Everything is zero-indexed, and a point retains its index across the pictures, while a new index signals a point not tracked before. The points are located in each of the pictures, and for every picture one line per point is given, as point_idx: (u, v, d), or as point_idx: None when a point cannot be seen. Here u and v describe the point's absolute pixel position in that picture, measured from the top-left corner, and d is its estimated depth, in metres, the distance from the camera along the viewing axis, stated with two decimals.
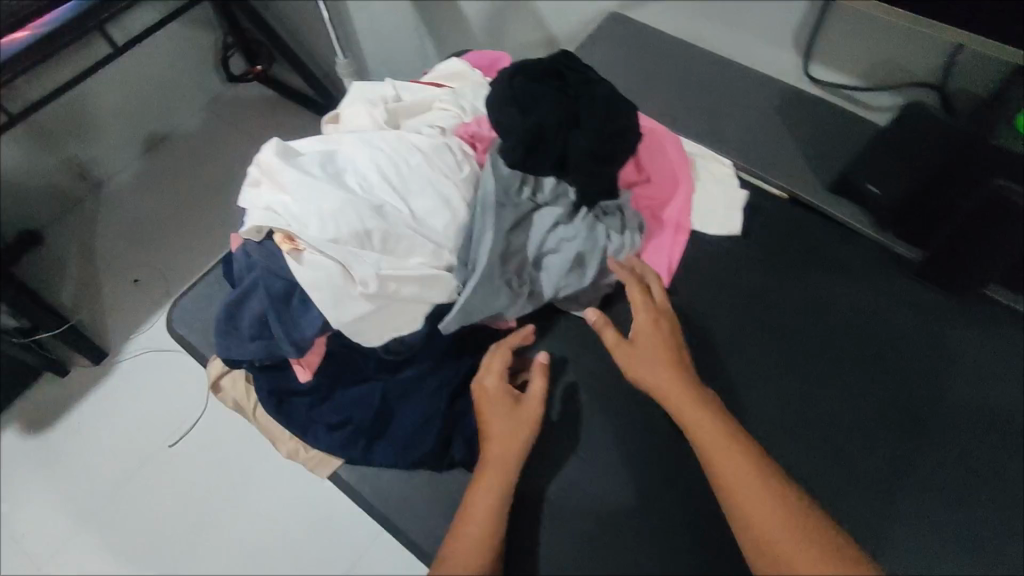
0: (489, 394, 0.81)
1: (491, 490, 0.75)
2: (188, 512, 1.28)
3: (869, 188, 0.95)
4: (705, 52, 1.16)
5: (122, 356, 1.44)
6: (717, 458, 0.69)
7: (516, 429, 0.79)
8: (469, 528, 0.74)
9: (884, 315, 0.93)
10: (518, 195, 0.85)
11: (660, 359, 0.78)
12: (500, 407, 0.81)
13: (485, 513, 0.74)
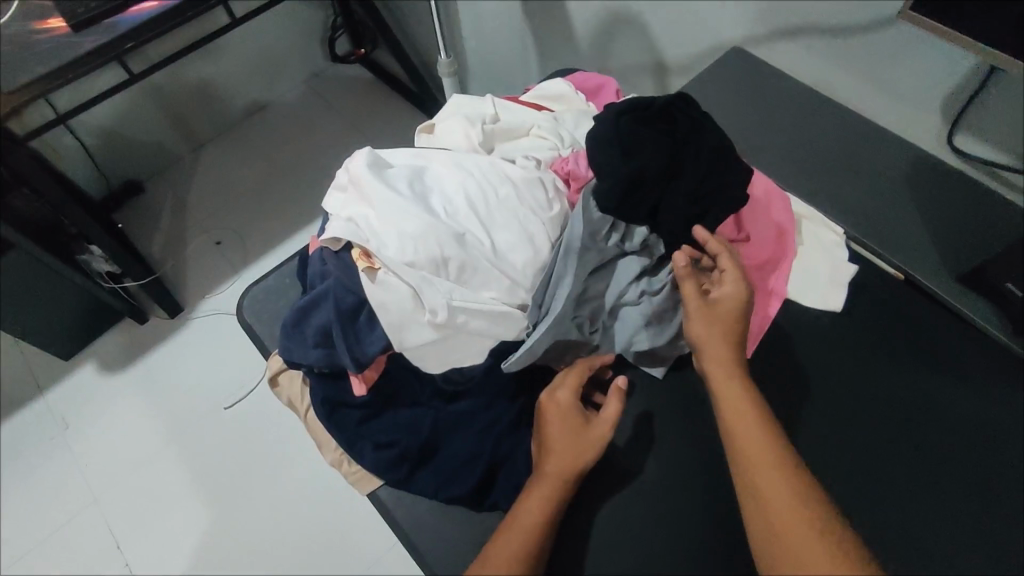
0: (556, 404, 0.78)
1: (543, 504, 0.73)
2: (234, 475, 1.32)
3: (1009, 288, 0.83)
4: (829, 103, 1.07)
5: (196, 314, 1.50)
6: (753, 460, 0.64)
7: (576, 446, 0.76)
8: (508, 534, 0.72)
9: (997, 432, 0.82)
10: (606, 241, 0.80)
11: (721, 332, 0.72)
12: (568, 421, 0.77)
13: (526, 525, 0.72)
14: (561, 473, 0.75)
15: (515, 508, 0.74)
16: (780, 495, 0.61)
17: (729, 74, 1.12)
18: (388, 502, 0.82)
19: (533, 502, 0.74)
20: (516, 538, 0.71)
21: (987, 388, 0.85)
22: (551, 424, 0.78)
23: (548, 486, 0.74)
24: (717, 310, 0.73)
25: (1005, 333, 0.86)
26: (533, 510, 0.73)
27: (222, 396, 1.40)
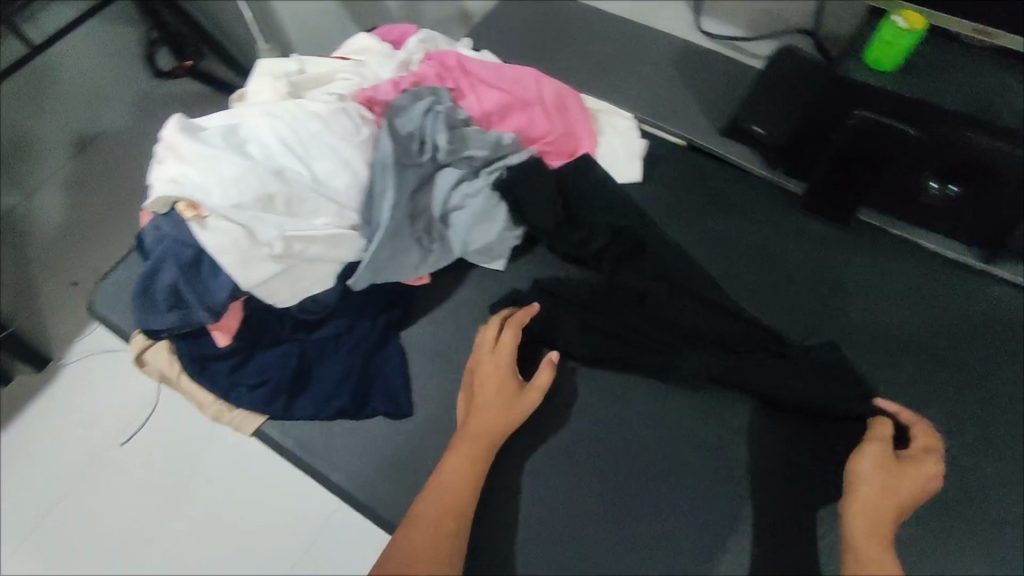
0: (488, 372, 0.84)
1: (471, 460, 0.78)
2: (140, 525, 1.17)
3: (753, 129, 1.00)
4: (605, 15, 1.22)
5: (69, 360, 1.31)
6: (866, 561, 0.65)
7: (506, 410, 0.81)
8: (442, 488, 0.75)
9: (777, 245, 0.98)
10: (420, 156, 0.91)
11: (913, 481, 0.72)
12: (502, 389, 0.83)
13: (456, 480, 0.76)
14: (491, 434, 0.80)
15: (444, 463, 0.78)
16: None
17: (521, 10, 1.25)
18: (275, 435, 0.87)
19: (458, 459, 0.78)
20: (449, 491, 0.75)
21: (766, 214, 1.00)
22: (479, 389, 0.83)
23: (476, 446, 0.79)
24: (903, 468, 0.73)
25: (766, 167, 1.03)
26: (464, 467, 0.77)
27: (114, 430, 1.24)
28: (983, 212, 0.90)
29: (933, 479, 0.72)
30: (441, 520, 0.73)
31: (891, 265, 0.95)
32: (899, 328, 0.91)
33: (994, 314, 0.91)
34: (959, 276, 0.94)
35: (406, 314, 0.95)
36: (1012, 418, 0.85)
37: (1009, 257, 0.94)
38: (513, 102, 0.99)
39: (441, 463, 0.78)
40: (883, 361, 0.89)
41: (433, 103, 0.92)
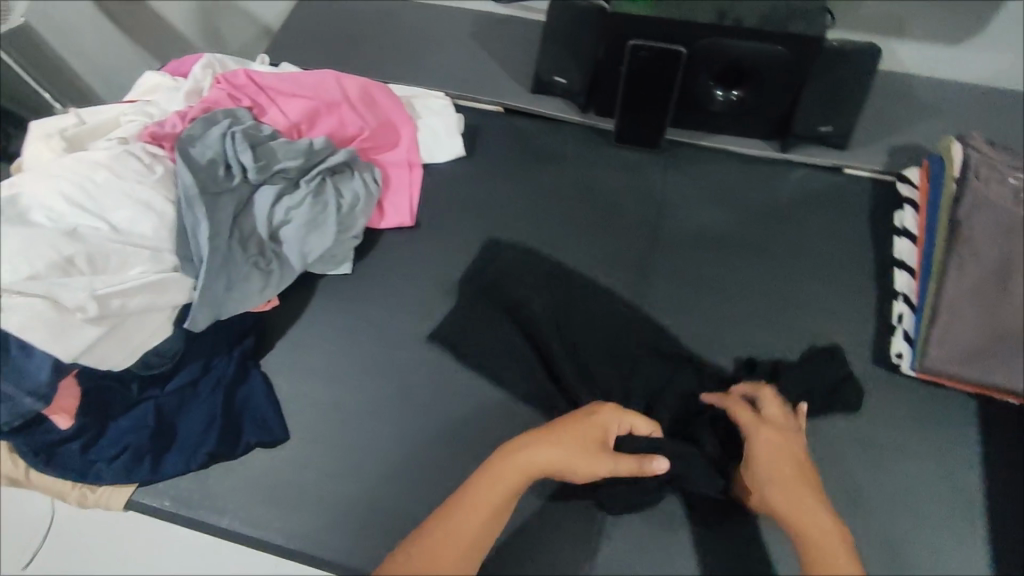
0: (593, 423, 0.73)
1: (513, 485, 0.69)
2: None
3: (557, 79, 1.06)
4: (399, 3, 1.23)
5: None
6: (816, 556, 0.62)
7: (577, 465, 0.70)
8: (461, 513, 0.68)
9: (604, 182, 1.03)
10: (228, 180, 0.88)
11: (777, 456, 0.70)
12: (589, 441, 0.71)
13: (484, 503, 0.68)
14: (545, 473, 0.70)
15: (472, 484, 0.69)
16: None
17: (314, 12, 1.24)
18: (147, 501, 0.84)
19: (492, 481, 0.69)
20: (471, 518, 0.67)
21: (586, 157, 1.06)
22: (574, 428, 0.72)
23: (520, 479, 0.69)
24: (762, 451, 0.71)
25: (580, 113, 1.08)
26: (498, 492, 0.69)
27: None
28: (765, 108, 1.00)
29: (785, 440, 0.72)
30: (451, 541, 0.66)
31: (705, 175, 1.03)
32: (724, 228, 0.99)
33: (797, 195, 1.01)
34: (764, 170, 1.03)
35: (261, 343, 0.94)
36: (825, 282, 0.94)
37: (799, 141, 1.02)
38: (321, 108, 0.98)
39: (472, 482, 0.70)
40: (718, 262, 0.96)
41: (229, 126, 0.90)
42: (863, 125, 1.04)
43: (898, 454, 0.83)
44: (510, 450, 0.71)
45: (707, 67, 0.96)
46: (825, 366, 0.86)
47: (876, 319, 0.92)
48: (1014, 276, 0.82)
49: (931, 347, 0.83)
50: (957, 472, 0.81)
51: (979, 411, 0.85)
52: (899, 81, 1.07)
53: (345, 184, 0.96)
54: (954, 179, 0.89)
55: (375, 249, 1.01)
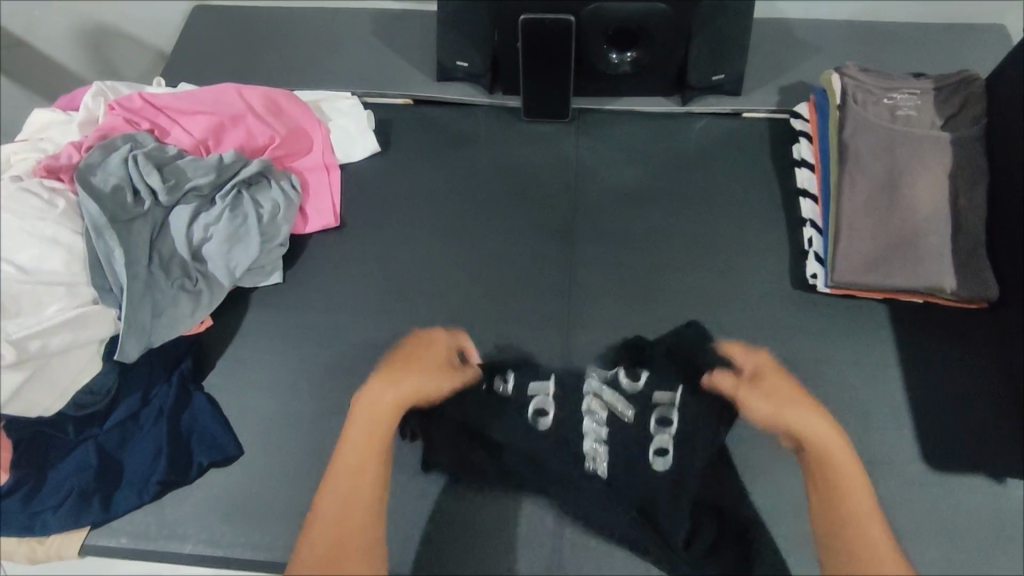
0: (422, 354, 0.92)
1: (377, 421, 0.88)
2: None
3: (459, 64, 1.07)
4: (293, 10, 1.23)
5: None
6: (846, 486, 0.82)
7: (429, 379, 0.90)
8: (353, 480, 0.84)
9: (521, 157, 1.06)
10: (137, 205, 0.86)
11: (806, 404, 0.86)
12: (425, 363, 0.92)
13: (362, 442, 0.86)
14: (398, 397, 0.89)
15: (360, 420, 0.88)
16: (867, 520, 0.80)
17: (207, 28, 1.22)
18: (103, 541, 0.81)
19: (359, 417, 0.88)
20: (363, 458, 0.85)
21: (499, 135, 1.08)
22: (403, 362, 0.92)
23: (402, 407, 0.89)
24: (778, 392, 0.88)
25: (487, 95, 1.10)
26: (369, 429, 0.87)
27: None
28: (659, 65, 1.05)
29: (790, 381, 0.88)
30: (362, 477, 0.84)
31: (615, 137, 1.07)
32: (638, 183, 1.03)
33: (702, 144, 1.06)
34: (668, 124, 1.08)
35: (199, 364, 0.92)
36: (739, 220, 1.00)
37: (697, 93, 1.07)
38: (229, 122, 0.97)
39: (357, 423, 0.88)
40: (638, 216, 1.01)
41: (130, 150, 0.88)
42: (752, 71, 1.10)
43: (824, 367, 0.89)
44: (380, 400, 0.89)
45: (598, 33, 1.00)
46: (772, 328, 0.91)
47: (790, 246, 0.97)
48: (899, 189, 0.90)
49: (839, 263, 0.89)
50: (880, 375, 0.88)
51: (891, 316, 0.92)
52: (778, 26, 1.14)
53: (262, 194, 0.95)
54: (838, 106, 0.96)
55: (305, 255, 1.00)
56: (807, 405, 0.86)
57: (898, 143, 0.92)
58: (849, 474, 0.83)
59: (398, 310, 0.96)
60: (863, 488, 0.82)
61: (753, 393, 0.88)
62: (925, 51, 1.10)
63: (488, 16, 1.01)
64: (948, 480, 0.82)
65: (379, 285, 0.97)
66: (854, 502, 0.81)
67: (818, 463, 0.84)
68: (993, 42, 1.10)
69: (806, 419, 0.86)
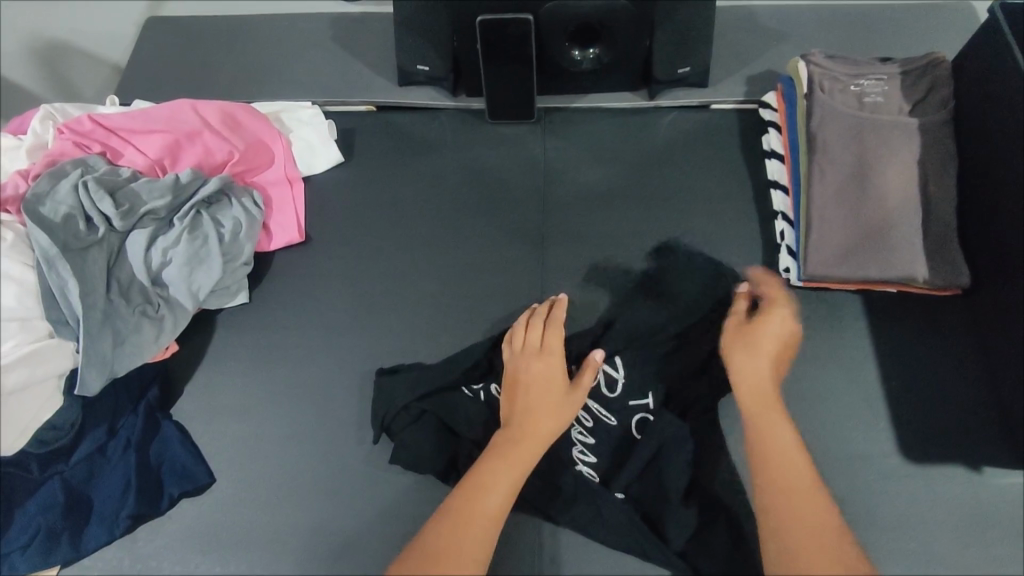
0: (542, 374, 0.83)
1: (511, 465, 0.75)
2: None
3: (420, 68, 1.04)
4: (248, 18, 1.20)
5: None
6: (774, 440, 0.76)
7: (550, 408, 0.81)
8: (475, 499, 0.73)
9: (488, 160, 1.04)
10: (89, 234, 0.84)
11: (765, 362, 0.82)
12: (542, 370, 0.83)
13: (500, 490, 0.74)
14: (532, 432, 0.78)
15: (487, 455, 0.77)
16: (770, 417, 0.77)
17: (159, 40, 1.19)
18: None
19: (498, 467, 0.75)
20: (494, 499, 0.73)
21: (464, 139, 1.06)
22: (548, 361, 0.84)
23: (534, 444, 0.78)
24: (755, 337, 0.83)
25: (451, 98, 1.08)
26: (505, 477, 0.75)
27: None
28: (624, 60, 1.02)
29: (775, 329, 0.84)
30: (481, 519, 0.72)
31: (582, 135, 1.05)
32: (606, 182, 1.02)
33: (671, 139, 1.04)
34: (636, 120, 1.06)
35: (166, 392, 0.90)
36: (710, 216, 0.98)
37: (664, 87, 1.05)
38: (184, 139, 0.94)
39: (485, 459, 0.77)
40: (607, 216, 0.99)
41: (81, 176, 0.86)
42: (718, 62, 1.08)
43: (800, 362, 0.88)
44: (394, 381, 0.87)
45: (560, 31, 0.98)
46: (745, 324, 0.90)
47: (762, 240, 0.96)
48: (869, 178, 0.89)
49: (811, 256, 0.88)
50: (855, 368, 0.87)
51: (865, 307, 0.91)
52: (743, 15, 1.12)
53: (224, 213, 0.93)
54: (805, 95, 0.94)
55: (271, 273, 0.98)
56: (760, 358, 0.82)
57: (866, 131, 0.91)
58: (788, 453, 0.75)
59: (370, 325, 0.94)
60: (784, 454, 0.74)
61: (751, 337, 0.84)
62: (890, 34, 1.08)
63: (446, 17, 0.98)
64: (926, 470, 0.82)
65: (349, 301, 0.96)
66: (792, 462, 0.74)
67: (761, 423, 0.77)
68: (961, 22, 1.09)
69: (749, 368, 0.81)
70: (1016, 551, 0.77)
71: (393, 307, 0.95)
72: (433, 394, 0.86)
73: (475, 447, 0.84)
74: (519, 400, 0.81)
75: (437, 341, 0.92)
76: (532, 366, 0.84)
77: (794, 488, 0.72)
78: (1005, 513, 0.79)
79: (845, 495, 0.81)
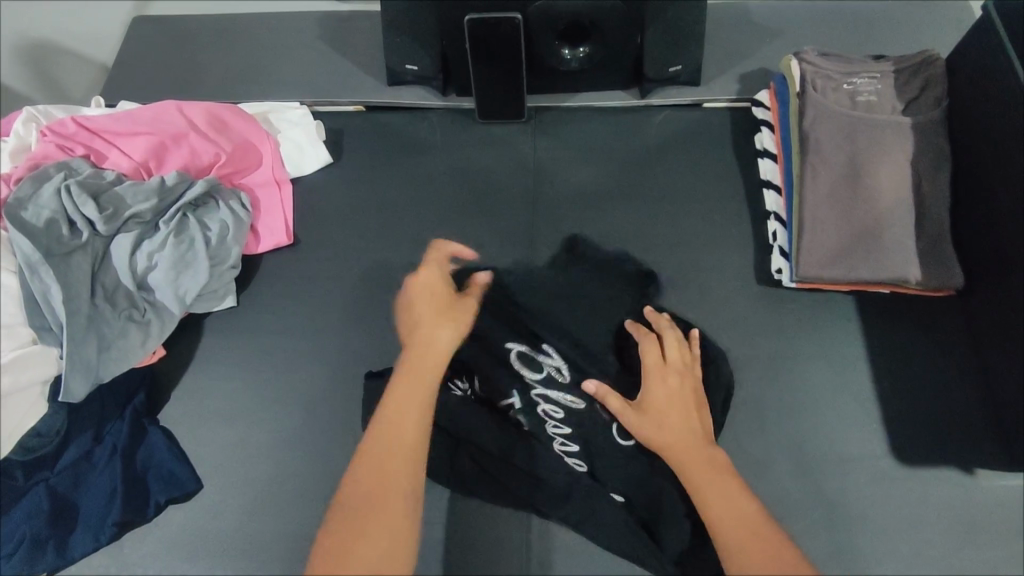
0: (428, 291, 0.84)
1: (411, 380, 0.74)
2: None
3: (408, 67, 1.03)
4: (235, 16, 1.18)
5: None
6: (713, 487, 0.72)
7: (441, 318, 0.82)
8: (383, 424, 0.71)
9: (478, 161, 1.03)
10: (72, 238, 0.83)
11: (678, 419, 0.78)
12: (425, 290, 0.85)
13: (404, 405, 0.72)
14: (426, 343, 0.78)
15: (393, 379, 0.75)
16: (703, 465, 0.74)
17: (146, 39, 1.17)
18: None
19: (399, 386, 0.74)
20: (400, 418, 0.71)
21: (453, 139, 1.05)
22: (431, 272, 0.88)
23: (431, 355, 0.77)
24: (655, 407, 0.79)
25: (440, 98, 1.07)
26: (409, 394, 0.73)
27: None
28: (614, 58, 1.01)
29: (672, 388, 0.80)
30: (391, 439, 0.69)
31: (574, 133, 1.04)
32: (596, 182, 1.01)
33: (662, 138, 1.03)
34: (627, 119, 1.05)
35: (153, 397, 0.89)
36: (702, 216, 0.97)
37: (656, 86, 1.04)
38: (170, 141, 0.93)
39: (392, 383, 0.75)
40: (597, 217, 0.98)
41: (64, 180, 0.85)
42: (710, 60, 1.07)
43: (792, 364, 0.87)
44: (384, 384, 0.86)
45: (549, 29, 0.97)
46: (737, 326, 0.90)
47: (755, 240, 0.95)
48: (863, 178, 0.88)
49: (804, 256, 0.87)
50: (848, 369, 0.87)
51: (857, 307, 0.90)
52: (736, 13, 1.11)
53: (211, 216, 0.92)
54: (797, 94, 0.93)
55: (260, 276, 0.97)
56: (671, 418, 0.78)
57: (858, 130, 0.90)
58: (729, 497, 0.71)
59: (359, 328, 0.93)
60: (727, 498, 0.70)
61: (648, 409, 0.79)
62: (885, 31, 1.07)
63: (434, 16, 0.97)
64: (919, 473, 0.81)
65: (338, 304, 0.95)
66: (736, 504, 0.70)
67: (697, 475, 0.73)
68: (955, 19, 1.08)
69: (666, 432, 0.77)
70: (1008, 553, 0.77)
71: (381, 309, 0.94)
72: None
73: (476, 449, 0.83)
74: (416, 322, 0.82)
75: None
76: (418, 290, 0.85)
77: (742, 529, 0.68)
78: (998, 516, 0.79)
79: (838, 499, 0.80)
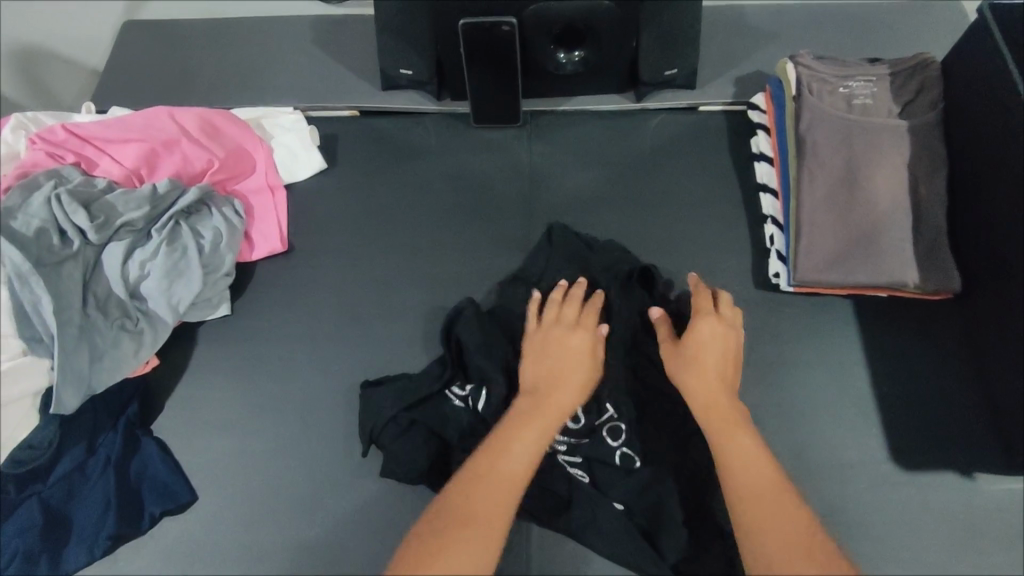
0: (564, 338, 0.82)
1: (537, 428, 0.73)
2: None
3: (402, 72, 1.02)
4: (226, 21, 1.17)
5: None
6: (739, 450, 0.71)
7: (577, 370, 0.79)
8: (496, 458, 0.70)
9: (473, 166, 1.02)
10: (63, 248, 0.82)
11: (712, 380, 0.77)
12: (560, 331, 0.83)
13: (523, 452, 0.71)
14: (553, 393, 0.77)
15: (514, 417, 0.75)
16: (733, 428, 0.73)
17: (136, 44, 1.16)
18: None
19: (524, 429, 0.73)
20: (516, 461, 0.70)
21: (448, 144, 1.04)
22: (568, 309, 0.85)
23: (557, 407, 0.75)
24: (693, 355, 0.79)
25: (435, 102, 1.06)
26: (529, 438, 0.72)
27: None
28: (609, 62, 1.01)
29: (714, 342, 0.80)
30: (503, 481, 0.68)
31: (570, 138, 1.04)
32: (592, 186, 1.00)
33: (658, 142, 1.03)
34: (623, 123, 1.05)
35: (146, 407, 0.88)
36: (699, 220, 0.97)
37: (652, 89, 1.04)
38: (162, 147, 0.92)
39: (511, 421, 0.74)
40: (594, 222, 0.98)
41: (54, 189, 0.84)
42: (706, 63, 1.06)
43: (790, 369, 0.87)
44: (379, 392, 0.85)
45: (544, 33, 0.96)
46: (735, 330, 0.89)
47: (752, 244, 0.95)
48: (860, 181, 0.88)
49: (802, 260, 0.87)
50: (846, 373, 0.86)
51: (855, 311, 0.90)
52: (731, 16, 1.10)
53: (205, 222, 0.91)
54: (794, 97, 0.93)
55: (254, 284, 0.96)
56: (705, 374, 0.77)
57: (855, 134, 0.89)
58: (753, 460, 0.70)
59: (355, 336, 0.92)
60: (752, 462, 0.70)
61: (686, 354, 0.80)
62: (880, 34, 1.07)
63: (427, 21, 0.96)
64: (918, 478, 0.81)
65: (333, 311, 0.94)
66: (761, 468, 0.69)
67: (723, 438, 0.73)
68: (949, 21, 1.08)
69: (698, 388, 0.77)
70: (1006, 557, 0.77)
71: (377, 317, 0.93)
72: (419, 404, 0.84)
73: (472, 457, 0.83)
74: (548, 363, 0.80)
75: (423, 352, 0.90)
76: (555, 332, 0.83)
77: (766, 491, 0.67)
78: (997, 520, 0.79)
79: (837, 504, 0.80)
